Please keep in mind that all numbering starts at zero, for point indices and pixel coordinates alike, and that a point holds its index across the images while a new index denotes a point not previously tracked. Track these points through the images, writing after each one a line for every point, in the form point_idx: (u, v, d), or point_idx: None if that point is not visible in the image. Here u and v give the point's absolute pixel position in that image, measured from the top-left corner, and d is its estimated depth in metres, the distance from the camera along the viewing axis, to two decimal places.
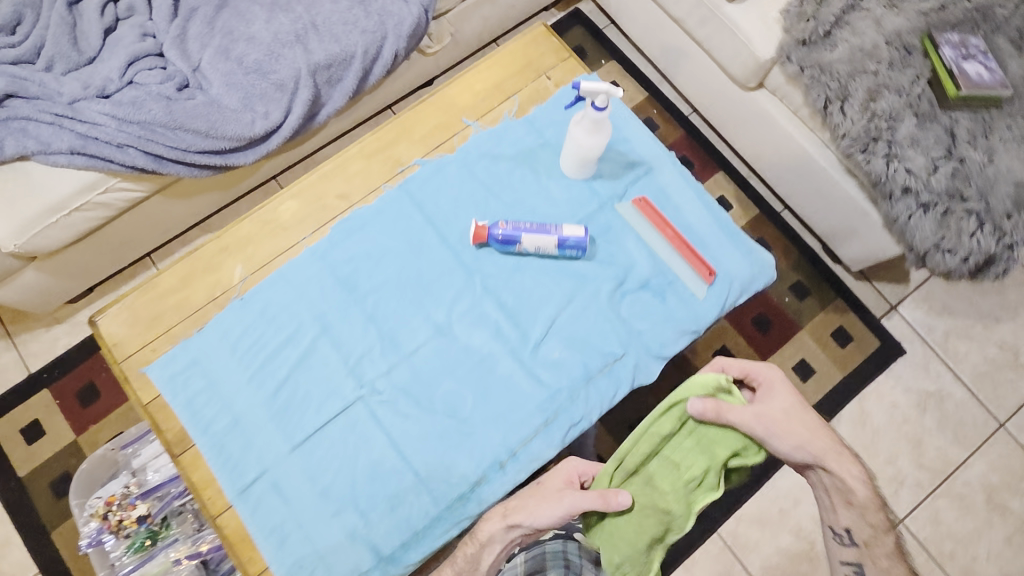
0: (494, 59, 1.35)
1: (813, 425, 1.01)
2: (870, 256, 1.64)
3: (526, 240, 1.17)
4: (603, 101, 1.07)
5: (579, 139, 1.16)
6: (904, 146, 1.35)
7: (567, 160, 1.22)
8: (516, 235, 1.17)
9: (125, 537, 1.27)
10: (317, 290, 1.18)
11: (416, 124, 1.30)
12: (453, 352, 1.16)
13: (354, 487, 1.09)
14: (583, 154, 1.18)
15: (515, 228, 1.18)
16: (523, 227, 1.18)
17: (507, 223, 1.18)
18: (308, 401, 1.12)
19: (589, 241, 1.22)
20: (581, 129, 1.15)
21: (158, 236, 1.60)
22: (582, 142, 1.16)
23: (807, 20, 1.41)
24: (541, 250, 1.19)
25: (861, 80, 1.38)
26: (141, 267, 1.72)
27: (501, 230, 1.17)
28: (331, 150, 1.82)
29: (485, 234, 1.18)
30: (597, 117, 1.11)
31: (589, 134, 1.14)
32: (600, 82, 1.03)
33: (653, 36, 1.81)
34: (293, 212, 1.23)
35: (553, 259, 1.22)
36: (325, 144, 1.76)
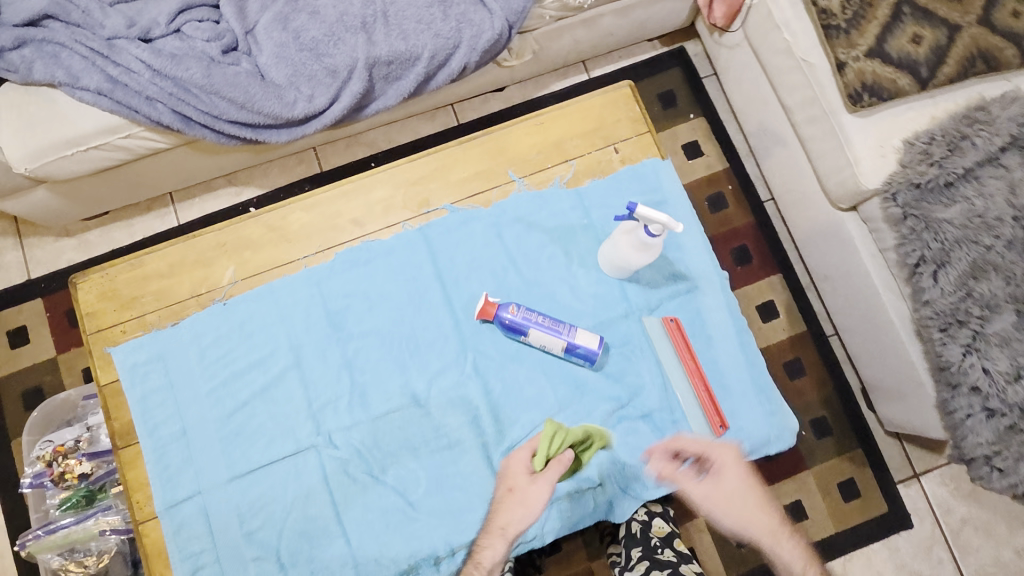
0: (564, 110, 1.19)
1: (754, 507, 1.10)
2: (910, 426, 1.48)
3: (534, 334, 1.06)
4: (658, 230, 0.93)
5: (623, 248, 1.03)
6: (991, 343, 1.17)
7: (603, 258, 1.10)
8: (525, 326, 1.06)
9: (65, 489, 1.24)
10: (302, 318, 1.10)
11: (457, 164, 1.17)
12: (422, 427, 1.08)
13: (281, 536, 1.03)
14: (623, 262, 1.06)
15: (526, 318, 1.06)
16: (535, 320, 1.06)
17: (519, 308, 1.06)
18: (259, 435, 1.05)
19: (603, 351, 1.10)
20: (628, 240, 1.01)
21: (178, 181, 1.53)
22: (626, 252, 1.03)
23: (931, 164, 1.21)
24: (546, 348, 1.08)
25: (970, 251, 1.18)
26: (158, 204, 1.67)
27: (509, 316, 1.06)
28: (378, 134, 1.71)
29: (492, 313, 1.07)
30: (647, 240, 0.97)
31: (634, 249, 1.01)
32: (660, 214, 0.89)
33: (754, 110, 1.60)
34: (301, 224, 1.13)
35: (557, 358, 1.10)
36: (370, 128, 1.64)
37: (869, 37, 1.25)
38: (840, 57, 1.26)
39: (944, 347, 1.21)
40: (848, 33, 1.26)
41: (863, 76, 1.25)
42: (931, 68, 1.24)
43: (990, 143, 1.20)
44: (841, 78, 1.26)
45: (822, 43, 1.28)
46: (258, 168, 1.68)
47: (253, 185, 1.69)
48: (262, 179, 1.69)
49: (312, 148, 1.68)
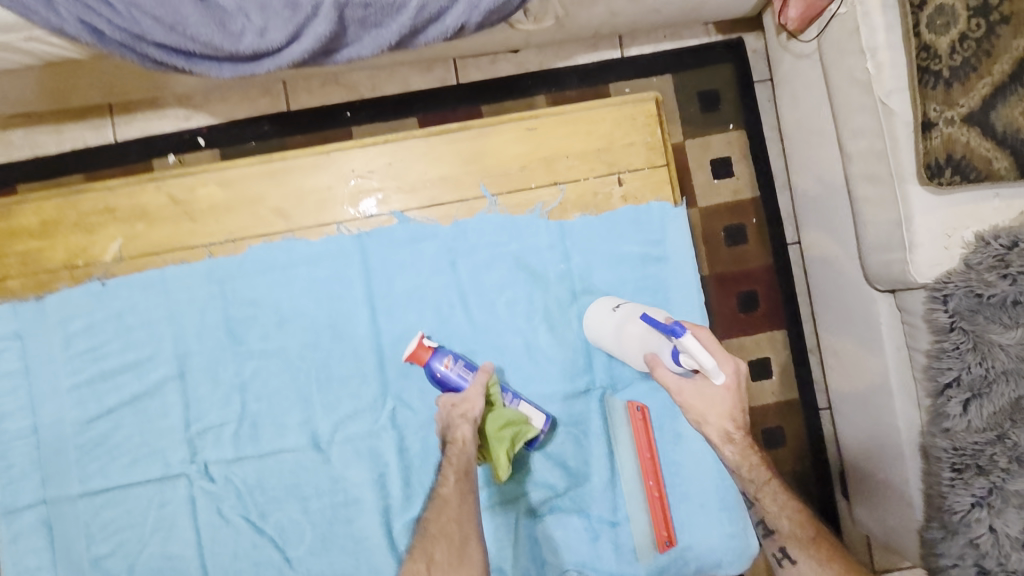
0: (568, 119, 0.94)
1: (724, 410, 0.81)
2: (884, 538, 1.29)
3: None
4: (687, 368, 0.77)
5: (628, 324, 0.85)
6: (1009, 502, 0.97)
7: (588, 310, 0.91)
8: (458, 386, 0.86)
9: None
10: (195, 322, 0.90)
11: (418, 164, 0.92)
12: (315, 477, 0.90)
13: (130, 570, 0.88)
14: (614, 338, 0.87)
15: (464, 373, 0.86)
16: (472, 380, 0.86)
17: (457, 360, 0.86)
18: (123, 450, 0.89)
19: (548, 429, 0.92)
20: (643, 331, 0.83)
21: (112, 92, 1.10)
22: (627, 335, 0.85)
23: (1003, 274, 0.98)
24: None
25: (1016, 388, 0.97)
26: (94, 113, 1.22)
27: (441, 370, 0.85)
28: (362, 75, 1.27)
29: (422, 361, 0.86)
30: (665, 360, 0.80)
31: (643, 346, 0.83)
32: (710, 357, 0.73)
33: (807, 142, 1.32)
34: (211, 202, 0.90)
35: None
36: (354, 68, 1.19)
37: (975, 97, 0.98)
38: (930, 114, 0.99)
39: (952, 490, 1.01)
40: (949, 85, 0.99)
41: (952, 146, 0.99)
42: None
43: None
44: (925, 141, 1.00)
45: (913, 89, 0.99)
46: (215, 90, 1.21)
47: (206, 113, 1.23)
48: (217, 107, 1.23)
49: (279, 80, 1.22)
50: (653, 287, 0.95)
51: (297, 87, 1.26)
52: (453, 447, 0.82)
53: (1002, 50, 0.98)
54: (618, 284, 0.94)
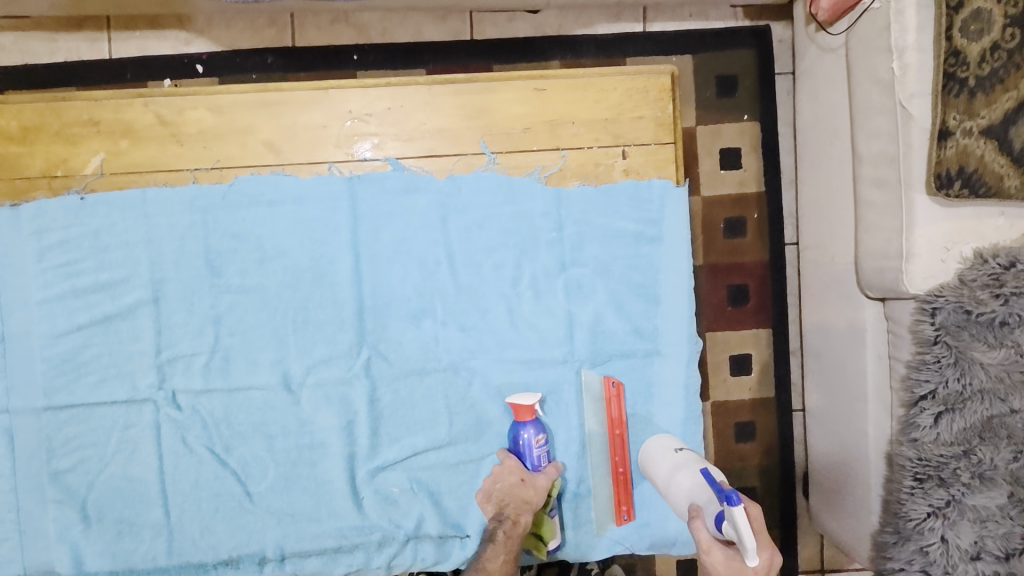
0: (577, 84, 0.91)
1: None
2: (839, 537, 1.32)
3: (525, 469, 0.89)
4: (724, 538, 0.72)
5: (681, 472, 0.84)
6: (964, 514, 0.99)
7: (651, 438, 0.92)
8: (526, 458, 0.88)
9: None
10: (173, 250, 0.88)
11: (419, 113, 0.90)
12: (282, 418, 0.89)
13: (91, 487, 0.88)
14: (664, 480, 0.85)
15: (539, 458, 0.87)
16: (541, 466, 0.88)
17: (545, 445, 0.87)
18: (92, 369, 0.88)
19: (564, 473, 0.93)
20: (695, 483, 0.81)
21: (112, 5, 1.03)
22: (676, 482, 0.83)
23: (995, 293, 0.97)
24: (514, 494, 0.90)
25: (990, 407, 0.98)
26: (89, 24, 1.17)
27: (528, 442, 0.87)
28: (373, 16, 1.22)
29: (525, 417, 0.86)
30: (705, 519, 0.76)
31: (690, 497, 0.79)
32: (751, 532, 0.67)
33: (821, 140, 1.29)
34: (200, 126, 0.88)
35: None
36: (364, 9, 1.15)
37: (996, 110, 0.95)
38: (949, 122, 0.96)
39: (910, 498, 1.03)
40: (972, 94, 0.95)
41: (964, 159, 0.96)
42: None
43: None
44: (939, 150, 0.96)
45: (935, 93, 0.96)
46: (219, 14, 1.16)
47: (207, 39, 1.18)
48: (219, 33, 1.18)
49: (286, 11, 1.16)
50: (644, 266, 0.92)
51: (304, 22, 1.21)
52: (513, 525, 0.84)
53: None
54: (610, 260, 0.92)
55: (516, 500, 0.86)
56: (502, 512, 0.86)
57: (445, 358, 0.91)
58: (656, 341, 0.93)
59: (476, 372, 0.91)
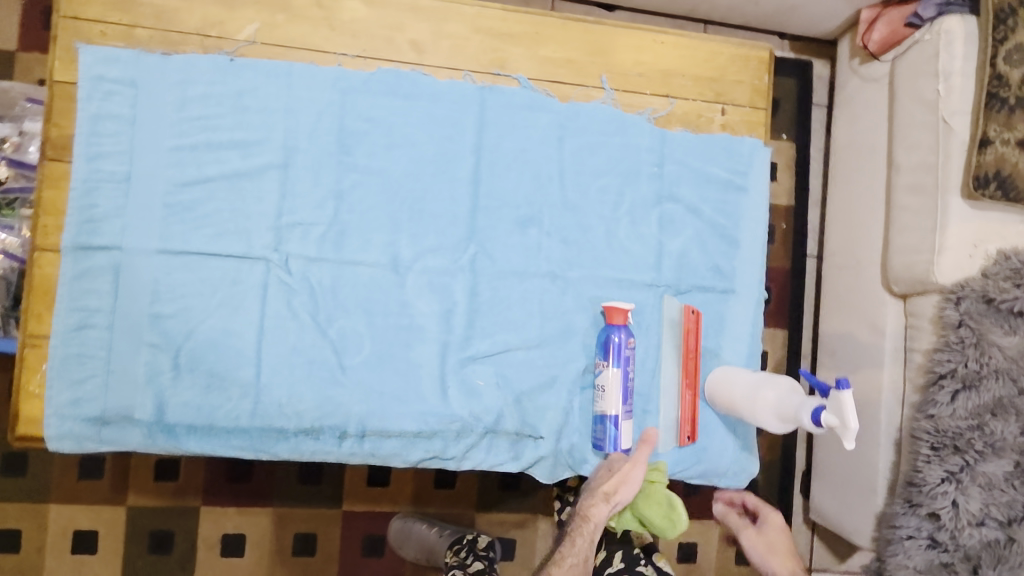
0: (691, 44, 1.03)
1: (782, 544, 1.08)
2: (837, 521, 1.43)
3: (607, 372, 0.92)
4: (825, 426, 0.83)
5: (763, 388, 0.91)
6: (975, 480, 1.10)
7: (715, 371, 0.98)
8: (614, 358, 0.92)
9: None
10: (309, 123, 0.93)
11: (551, 43, 0.99)
12: (386, 298, 0.92)
13: (188, 337, 0.87)
14: (746, 399, 0.92)
15: (626, 359, 0.92)
16: (628, 369, 0.92)
17: (634, 349, 0.93)
18: (211, 221, 0.88)
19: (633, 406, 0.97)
20: (780, 394, 0.89)
21: None
22: (761, 399, 0.90)
23: (1016, 284, 1.11)
24: (597, 394, 0.93)
25: (1003, 387, 1.10)
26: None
27: (619, 340, 0.92)
28: None
29: (620, 316, 0.92)
30: (801, 419, 0.86)
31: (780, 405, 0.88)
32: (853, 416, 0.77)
33: (856, 157, 1.46)
34: (353, 16, 0.95)
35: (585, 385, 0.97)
36: None
37: None
38: (989, 133, 1.12)
39: (927, 465, 1.14)
40: (1012, 110, 1.10)
41: (1001, 164, 1.11)
42: None
43: None
44: (978, 156, 1.12)
45: (977, 110, 1.14)
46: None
47: None
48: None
49: None
50: (729, 211, 1.03)
51: None
52: (585, 522, 0.91)
53: None
54: (701, 201, 1.02)
55: (595, 492, 0.91)
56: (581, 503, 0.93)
57: (545, 265, 0.97)
58: (731, 282, 1.02)
59: (571, 283, 0.97)
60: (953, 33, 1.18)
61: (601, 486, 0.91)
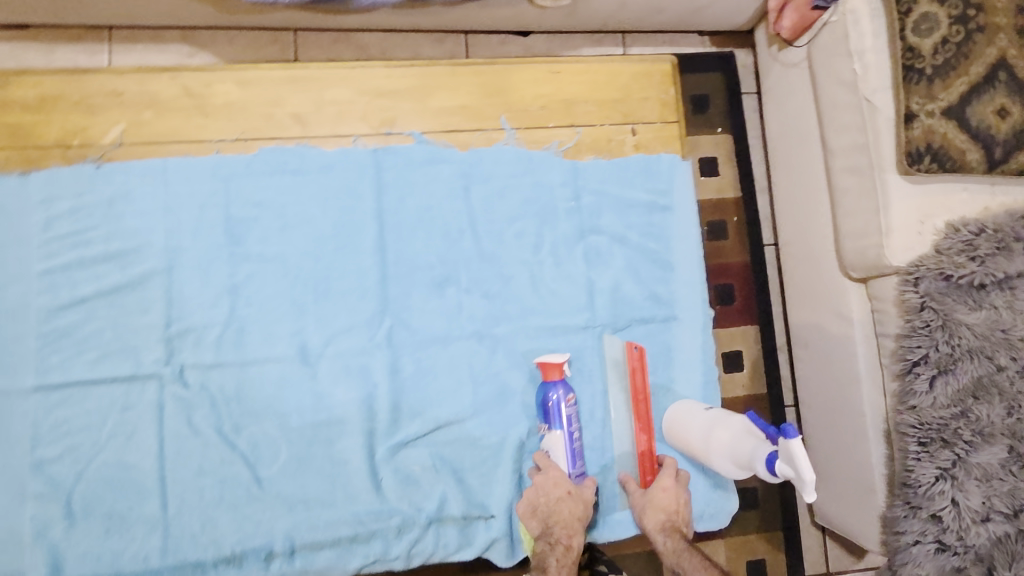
0: (588, 68, 0.98)
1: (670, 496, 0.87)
2: (843, 527, 1.34)
3: (551, 438, 0.86)
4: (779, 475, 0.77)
5: (717, 429, 0.85)
6: (970, 473, 1.03)
7: (671, 407, 0.92)
8: (555, 421, 0.85)
9: None
10: (192, 219, 0.85)
11: (442, 92, 0.94)
12: (300, 391, 0.86)
13: (79, 478, 0.81)
14: (700, 440, 0.86)
15: (568, 419, 0.85)
16: (571, 429, 0.86)
17: (575, 404, 0.86)
18: (92, 344, 0.82)
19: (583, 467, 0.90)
20: (733, 436, 0.82)
21: (163, 18, 1.13)
22: (715, 439, 0.84)
23: (971, 257, 1.06)
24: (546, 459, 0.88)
25: (979, 366, 1.04)
26: (90, 36, 1.22)
27: (556, 401, 0.85)
28: (373, 38, 1.32)
29: (552, 376, 0.85)
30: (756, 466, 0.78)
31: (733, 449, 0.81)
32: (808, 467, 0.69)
33: (791, 145, 1.42)
34: (227, 99, 0.88)
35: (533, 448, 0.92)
36: (372, 28, 1.25)
37: (953, 93, 1.06)
38: (912, 107, 1.08)
39: (918, 464, 1.07)
40: (931, 81, 1.07)
41: (930, 137, 1.07)
42: (1006, 151, 1.06)
43: None
44: (906, 131, 1.08)
45: (897, 85, 1.09)
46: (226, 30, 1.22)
47: (210, 53, 1.26)
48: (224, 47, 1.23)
49: (293, 31, 1.27)
50: (657, 234, 0.97)
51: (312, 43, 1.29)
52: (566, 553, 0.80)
53: (977, 55, 1.06)
54: (624, 229, 0.96)
55: (557, 511, 0.83)
56: (551, 535, 0.82)
57: (469, 326, 0.90)
58: (673, 307, 0.96)
59: (500, 340, 0.91)
60: (859, 11, 1.15)
61: (553, 509, 0.83)
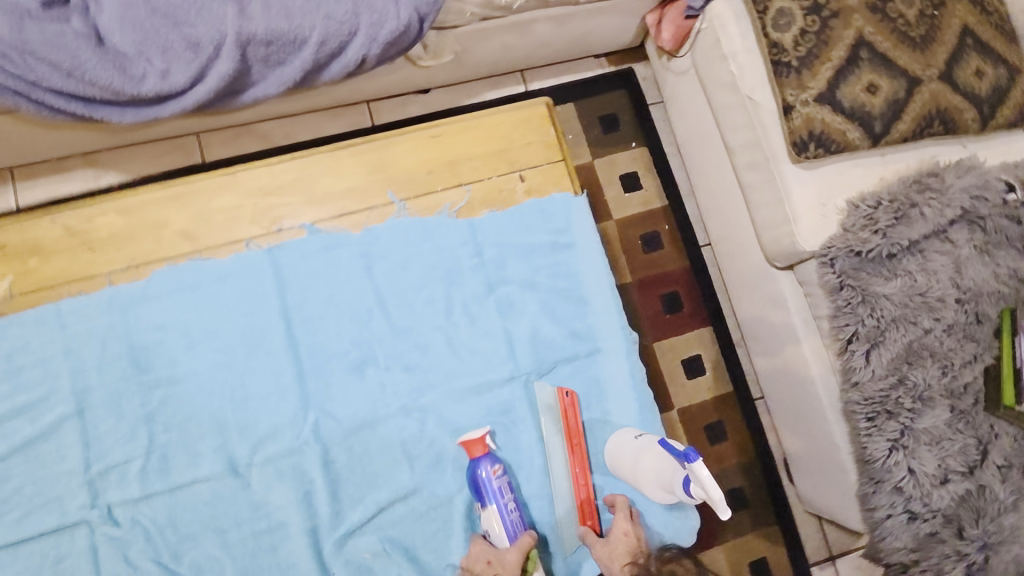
0: (467, 125, 1.00)
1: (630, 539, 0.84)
2: (827, 511, 1.33)
3: (487, 513, 0.83)
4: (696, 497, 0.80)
5: (644, 458, 0.86)
6: (920, 440, 1.05)
7: (607, 441, 0.92)
8: (488, 495, 0.83)
9: None
10: (95, 356, 0.86)
11: (326, 177, 0.95)
12: (232, 504, 0.84)
13: None
14: (632, 471, 0.87)
15: (500, 491, 0.83)
16: (504, 501, 0.83)
17: (504, 475, 0.84)
18: (12, 505, 0.81)
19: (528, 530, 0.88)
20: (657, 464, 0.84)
21: (59, 151, 1.14)
22: (643, 467, 0.86)
23: (874, 230, 1.08)
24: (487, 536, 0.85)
25: (907, 333, 1.06)
26: None
27: (486, 475, 0.83)
28: (276, 124, 1.32)
29: (475, 453, 0.84)
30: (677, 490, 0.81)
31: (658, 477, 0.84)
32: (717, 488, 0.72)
33: (698, 147, 1.45)
34: (111, 230, 0.88)
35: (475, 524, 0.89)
36: (267, 117, 1.26)
37: (821, 79, 1.09)
38: (788, 99, 1.11)
39: (870, 438, 1.07)
40: (799, 72, 1.10)
41: (811, 124, 1.10)
42: (886, 124, 1.10)
43: (939, 214, 1.08)
44: (788, 123, 1.11)
45: (771, 81, 1.13)
46: (124, 148, 1.23)
47: (116, 172, 1.23)
48: (126, 164, 1.24)
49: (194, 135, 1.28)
50: (565, 272, 0.99)
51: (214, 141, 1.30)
52: None
53: (836, 40, 1.09)
54: (532, 273, 0.98)
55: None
56: None
57: (395, 403, 0.90)
58: (595, 340, 0.97)
59: (428, 410, 0.91)
60: (723, 16, 1.20)
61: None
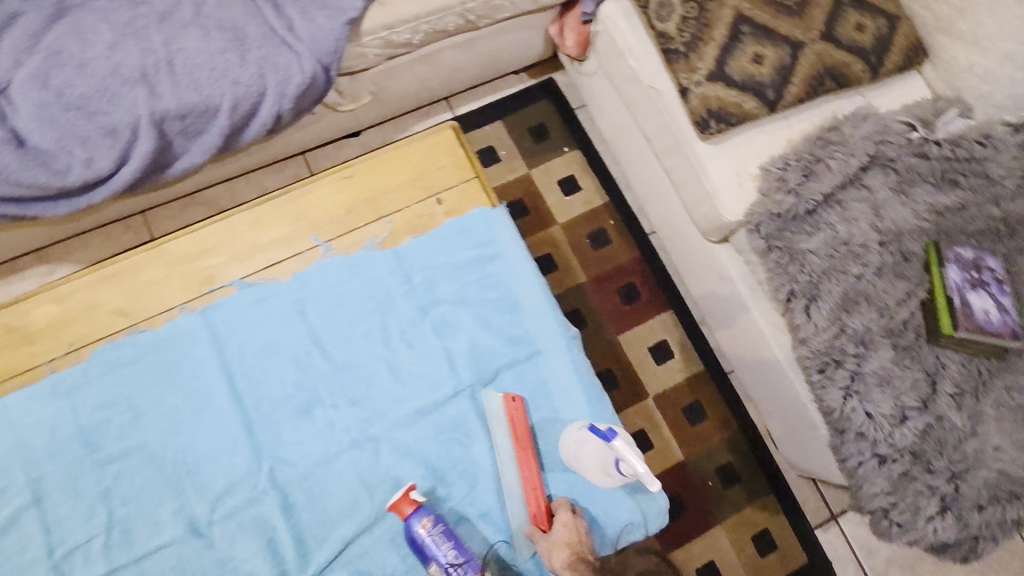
0: (377, 159, 1.04)
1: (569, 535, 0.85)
2: (809, 471, 1.33)
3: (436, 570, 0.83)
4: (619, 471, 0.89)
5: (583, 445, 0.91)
6: (870, 383, 1.06)
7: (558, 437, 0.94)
8: (429, 553, 0.83)
9: None
10: (46, 443, 0.87)
11: (250, 233, 0.98)
12: (199, 564, 0.86)
13: None
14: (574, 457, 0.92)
15: (438, 544, 0.83)
16: (445, 553, 0.83)
17: (438, 526, 0.84)
18: None
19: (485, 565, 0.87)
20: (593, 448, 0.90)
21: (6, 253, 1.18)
22: (583, 455, 0.90)
23: (788, 191, 1.12)
24: None
25: (839, 282, 1.09)
26: None
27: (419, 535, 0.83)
28: (219, 191, 1.38)
29: (405, 514, 0.84)
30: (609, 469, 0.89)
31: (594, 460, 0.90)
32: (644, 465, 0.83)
33: (621, 141, 1.49)
34: (48, 319, 0.91)
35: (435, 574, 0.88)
36: (204, 185, 1.30)
37: (708, 60, 1.14)
38: (682, 82, 1.15)
39: (825, 391, 1.09)
40: (687, 56, 1.15)
41: (708, 103, 1.14)
42: (778, 89, 1.14)
43: (846, 164, 1.13)
44: (687, 105, 1.15)
45: (666, 68, 1.18)
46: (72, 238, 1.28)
47: (70, 263, 1.28)
48: (79, 253, 1.28)
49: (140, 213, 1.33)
50: (495, 283, 1.02)
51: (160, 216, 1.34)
52: None
53: (715, 20, 1.14)
54: (462, 289, 1.01)
55: None
56: None
57: (347, 437, 0.92)
58: (533, 342, 0.99)
59: (380, 439, 0.93)
60: (613, 16, 1.26)
61: None
